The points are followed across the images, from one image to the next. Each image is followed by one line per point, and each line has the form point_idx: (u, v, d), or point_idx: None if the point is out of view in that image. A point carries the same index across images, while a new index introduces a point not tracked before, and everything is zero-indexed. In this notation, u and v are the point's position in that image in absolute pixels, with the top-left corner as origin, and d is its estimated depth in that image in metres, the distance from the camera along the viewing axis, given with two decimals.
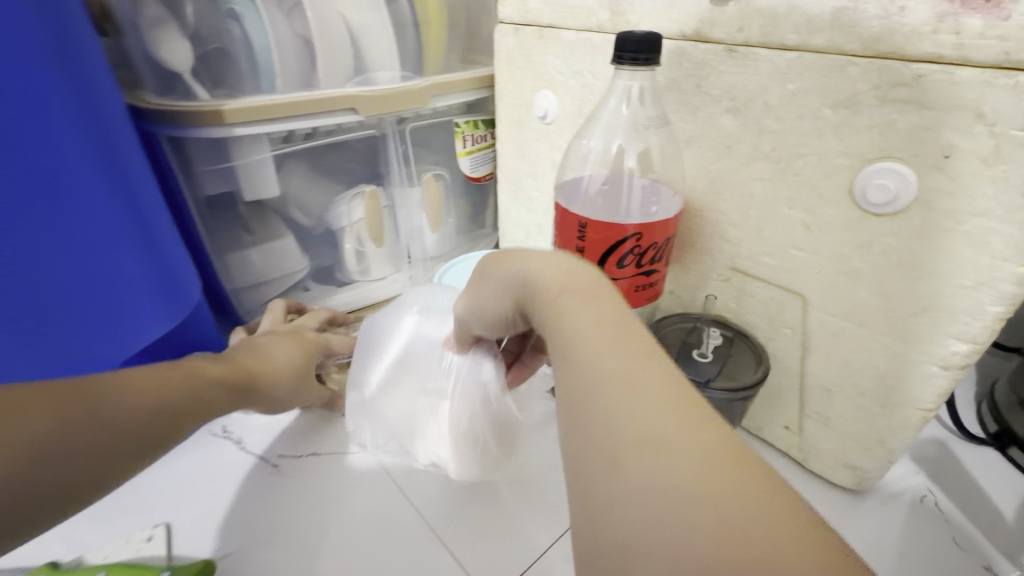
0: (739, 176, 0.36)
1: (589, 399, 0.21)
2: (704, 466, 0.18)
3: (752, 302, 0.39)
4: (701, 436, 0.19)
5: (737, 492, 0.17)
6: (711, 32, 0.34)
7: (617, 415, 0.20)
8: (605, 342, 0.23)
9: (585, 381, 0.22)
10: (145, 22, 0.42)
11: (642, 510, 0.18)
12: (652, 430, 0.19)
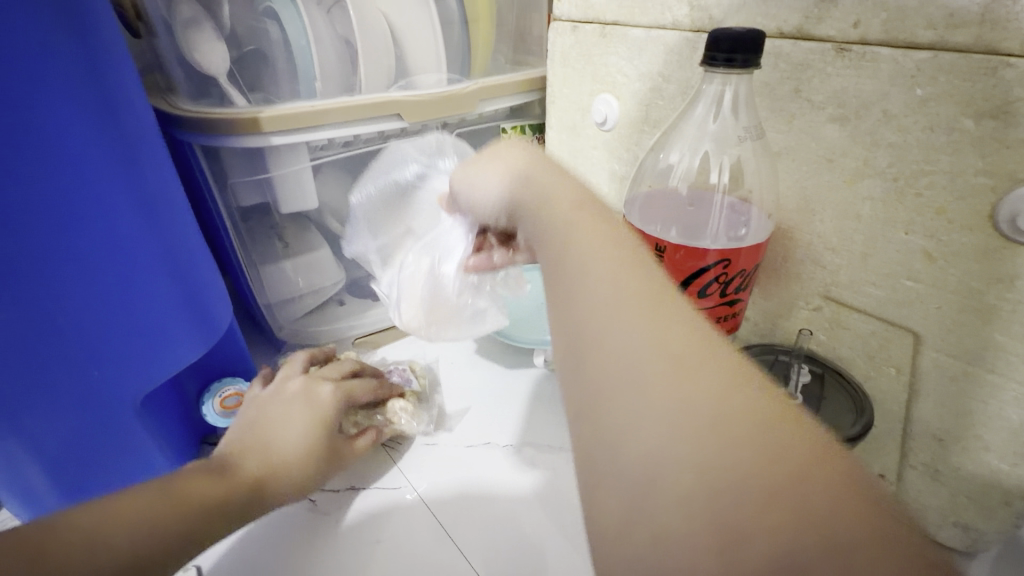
0: (842, 194, 0.31)
1: (595, 365, 0.18)
2: (740, 467, 0.15)
3: (848, 335, 0.35)
4: (737, 429, 0.15)
5: (797, 507, 0.14)
6: (817, 28, 0.29)
7: (632, 388, 0.17)
8: (623, 306, 0.19)
9: (594, 340, 0.19)
10: (180, 22, 0.39)
11: (674, 507, 0.15)
12: (666, 413, 0.16)
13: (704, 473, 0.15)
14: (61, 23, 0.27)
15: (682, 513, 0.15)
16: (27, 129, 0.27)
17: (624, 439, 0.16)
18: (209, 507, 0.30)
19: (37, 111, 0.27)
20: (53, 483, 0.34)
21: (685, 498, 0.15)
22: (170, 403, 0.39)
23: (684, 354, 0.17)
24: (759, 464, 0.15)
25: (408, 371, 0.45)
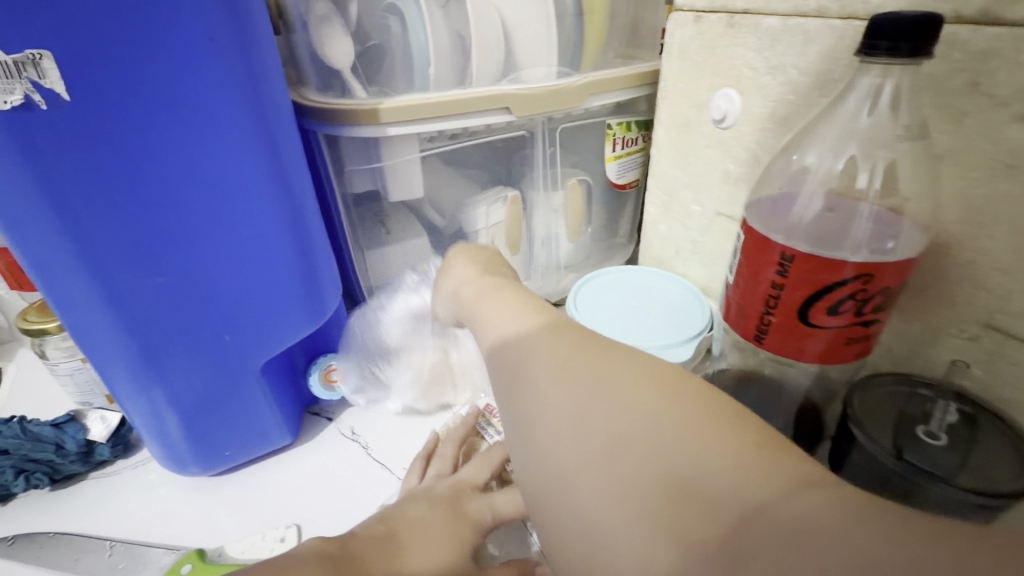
0: (1021, 208, 0.27)
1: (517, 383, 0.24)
2: (634, 433, 0.19)
3: (1012, 372, 0.30)
4: (638, 435, 0.19)
5: (661, 437, 0.19)
6: (1009, 9, 0.25)
7: (542, 393, 0.23)
8: (541, 346, 0.25)
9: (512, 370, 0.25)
10: (313, 19, 0.42)
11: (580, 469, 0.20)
12: (582, 424, 0.20)
13: (612, 442, 0.19)
14: (221, 11, 0.28)
15: (594, 473, 0.19)
16: (183, 114, 0.29)
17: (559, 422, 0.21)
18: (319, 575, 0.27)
19: (193, 98, 0.29)
20: (185, 430, 0.38)
21: (590, 456, 0.19)
22: (283, 372, 0.42)
23: (593, 358, 0.23)
24: (653, 456, 0.18)
25: None
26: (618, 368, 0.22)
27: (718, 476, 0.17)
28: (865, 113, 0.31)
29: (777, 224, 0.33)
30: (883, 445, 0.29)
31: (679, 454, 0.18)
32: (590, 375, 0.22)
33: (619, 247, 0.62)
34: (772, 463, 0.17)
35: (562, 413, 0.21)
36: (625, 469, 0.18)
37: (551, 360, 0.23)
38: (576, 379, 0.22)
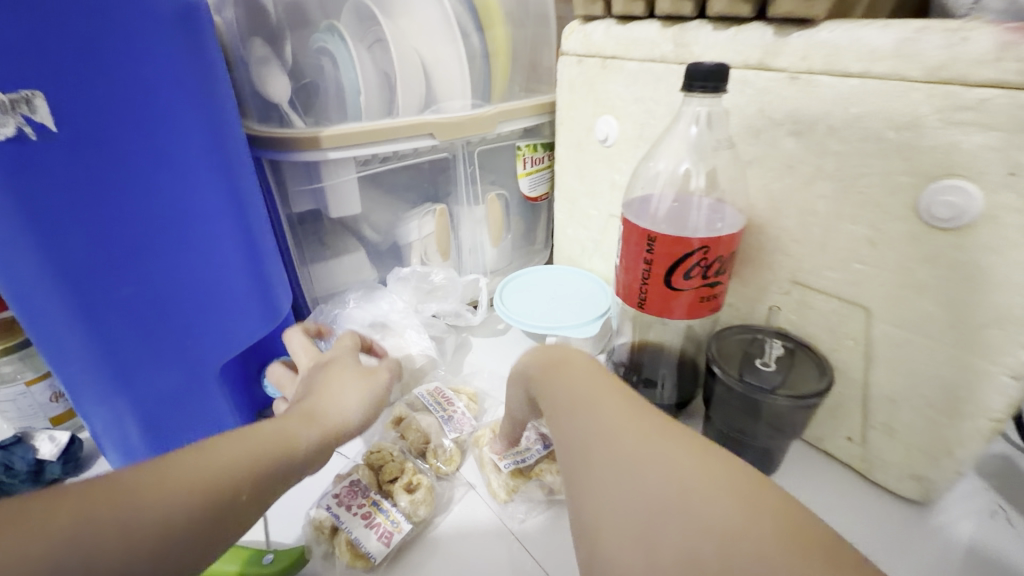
0: (800, 195, 0.38)
1: (581, 456, 0.28)
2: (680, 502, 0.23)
3: (813, 314, 0.41)
4: (691, 518, 0.22)
5: (716, 532, 0.22)
6: (775, 61, 0.37)
7: (607, 471, 0.26)
8: (615, 419, 0.28)
9: (581, 439, 0.28)
10: (253, 60, 0.47)
11: (637, 552, 0.23)
12: (645, 509, 0.23)
13: (659, 510, 0.23)
14: (184, 55, 0.33)
15: (652, 560, 0.22)
16: (151, 140, 0.33)
17: (613, 493, 0.25)
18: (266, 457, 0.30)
19: (161, 128, 0.33)
20: (144, 434, 0.40)
21: (639, 525, 0.23)
22: (239, 378, 0.46)
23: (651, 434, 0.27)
24: (710, 544, 0.21)
25: (466, 412, 0.47)
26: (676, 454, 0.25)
27: (754, 560, 0.20)
28: (692, 130, 0.42)
29: (645, 216, 0.43)
30: (731, 375, 0.40)
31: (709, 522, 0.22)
32: (653, 459, 0.25)
33: (536, 253, 0.71)
34: (810, 551, 0.21)
35: (615, 486, 0.25)
36: (679, 548, 0.22)
37: (612, 444, 0.27)
38: (629, 449, 0.26)
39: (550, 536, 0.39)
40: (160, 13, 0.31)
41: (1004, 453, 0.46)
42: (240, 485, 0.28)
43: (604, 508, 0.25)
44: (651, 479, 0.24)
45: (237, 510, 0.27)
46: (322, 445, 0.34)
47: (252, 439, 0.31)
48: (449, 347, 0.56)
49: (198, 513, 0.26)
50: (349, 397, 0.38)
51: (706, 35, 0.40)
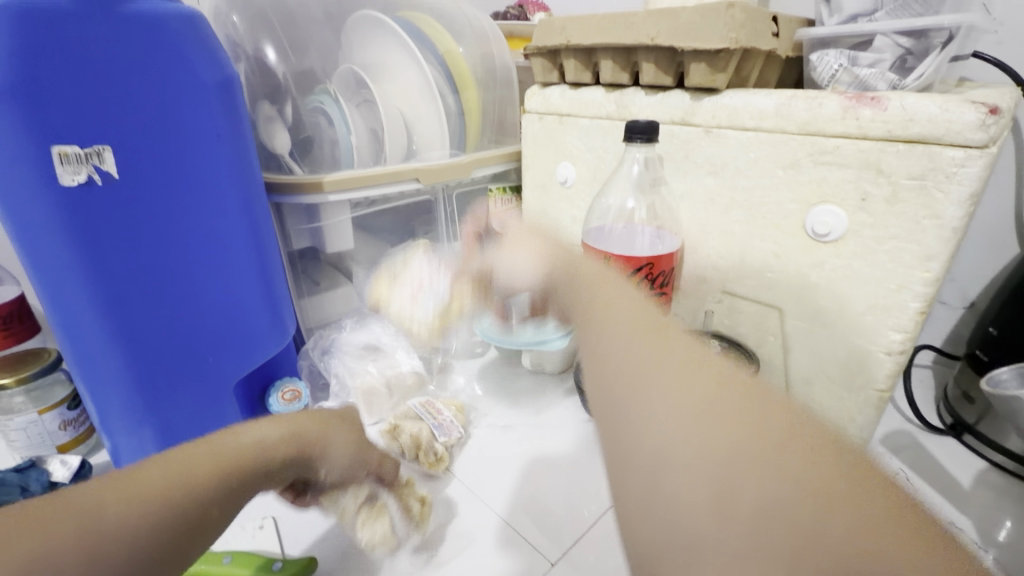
0: (721, 221, 0.48)
1: (611, 365, 0.28)
2: (733, 463, 0.22)
3: (741, 317, 0.50)
4: (765, 468, 0.21)
5: (776, 501, 0.20)
6: (693, 118, 0.47)
7: (641, 400, 0.25)
8: (642, 339, 0.28)
9: (616, 357, 0.28)
10: (262, 117, 0.54)
11: (679, 521, 0.21)
12: (683, 437, 0.23)
13: (712, 481, 0.22)
14: (223, 115, 0.39)
15: (698, 488, 0.22)
16: (191, 185, 0.39)
17: (643, 385, 0.26)
18: (227, 468, 0.33)
19: (199, 175, 0.39)
20: (161, 446, 0.44)
21: (712, 485, 0.22)
22: (245, 398, 0.50)
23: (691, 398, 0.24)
24: (766, 483, 0.21)
25: (454, 421, 0.54)
26: (722, 400, 0.24)
27: (802, 509, 0.20)
28: (634, 168, 0.51)
29: (602, 241, 0.51)
30: None
31: (767, 485, 0.21)
32: (695, 399, 0.24)
33: None
34: (847, 503, 0.20)
35: (656, 410, 0.24)
36: (730, 491, 0.21)
37: (644, 361, 0.27)
38: (653, 357, 0.27)
39: (533, 523, 0.45)
40: (206, 83, 0.38)
41: (906, 430, 0.55)
42: (196, 517, 0.30)
43: (643, 429, 0.24)
44: (689, 474, 0.22)
45: (190, 531, 0.29)
46: (287, 464, 0.39)
47: (222, 464, 0.33)
48: (435, 366, 0.62)
49: (152, 530, 0.28)
50: (339, 443, 0.43)
51: (640, 99, 0.51)
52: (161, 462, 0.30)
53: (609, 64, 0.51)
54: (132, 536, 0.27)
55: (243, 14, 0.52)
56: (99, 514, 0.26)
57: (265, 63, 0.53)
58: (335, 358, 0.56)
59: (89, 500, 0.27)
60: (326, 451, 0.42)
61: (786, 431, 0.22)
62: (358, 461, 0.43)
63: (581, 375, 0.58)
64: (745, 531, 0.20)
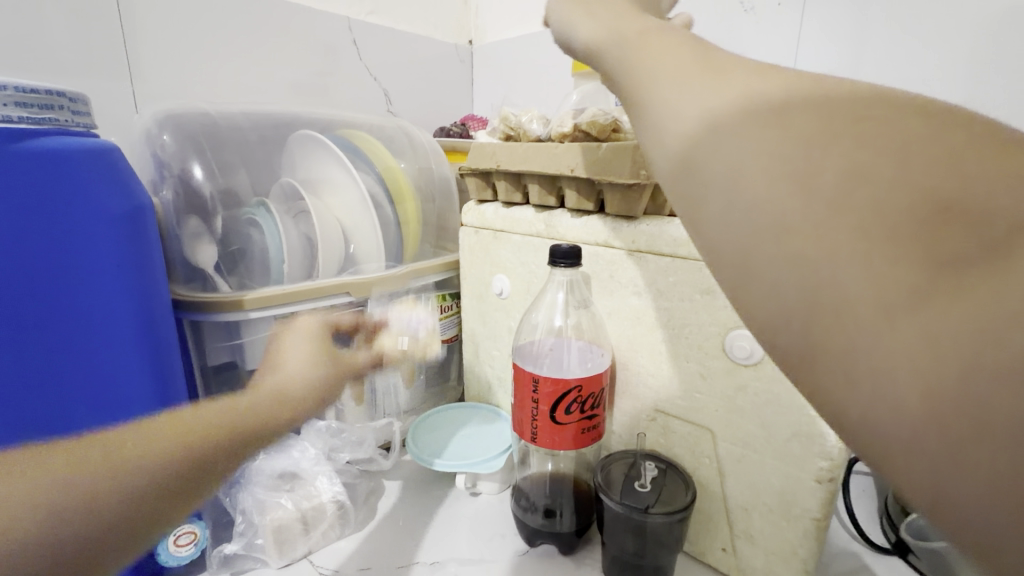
0: (648, 338, 0.49)
1: (677, 149, 0.21)
2: (832, 218, 0.16)
3: (675, 437, 0.49)
4: (866, 176, 0.16)
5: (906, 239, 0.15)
6: (617, 241, 0.49)
7: (715, 143, 0.19)
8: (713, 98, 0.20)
9: (663, 114, 0.22)
10: (186, 234, 0.52)
11: (754, 219, 0.18)
12: (765, 160, 0.18)
13: (831, 277, 0.16)
14: (127, 246, 0.38)
15: (815, 238, 0.16)
16: (86, 324, 0.37)
17: (724, 177, 0.19)
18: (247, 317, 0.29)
19: (87, 310, 0.37)
20: None
21: (756, 202, 0.18)
22: None
23: (710, 66, 0.22)
24: (878, 204, 0.16)
25: None
26: (793, 119, 0.18)
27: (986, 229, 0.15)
28: (559, 297, 0.53)
29: (531, 359, 0.51)
30: (614, 497, 0.45)
31: (868, 176, 0.16)
32: (765, 135, 0.18)
33: (449, 388, 0.76)
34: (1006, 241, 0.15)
35: (753, 200, 0.18)
36: (818, 184, 0.17)
37: (732, 139, 0.19)
38: (752, 140, 0.18)
39: None
40: (107, 216, 0.37)
41: (852, 548, 0.52)
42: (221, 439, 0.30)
43: (729, 202, 0.19)
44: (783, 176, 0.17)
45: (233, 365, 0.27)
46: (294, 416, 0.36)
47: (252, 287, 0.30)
48: (360, 494, 0.57)
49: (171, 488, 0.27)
50: (307, 366, 0.40)
51: (567, 221, 0.53)
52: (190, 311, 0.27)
53: (536, 187, 0.54)
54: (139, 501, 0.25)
55: (175, 134, 0.53)
56: None
57: (191, 182, 0.52)
58: (246, 490, 0.50)
59: None
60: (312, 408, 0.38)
61: (846, 97, 0.18)
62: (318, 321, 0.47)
63: (520, 501, 0.53)
64: (871, 240, 0.16)
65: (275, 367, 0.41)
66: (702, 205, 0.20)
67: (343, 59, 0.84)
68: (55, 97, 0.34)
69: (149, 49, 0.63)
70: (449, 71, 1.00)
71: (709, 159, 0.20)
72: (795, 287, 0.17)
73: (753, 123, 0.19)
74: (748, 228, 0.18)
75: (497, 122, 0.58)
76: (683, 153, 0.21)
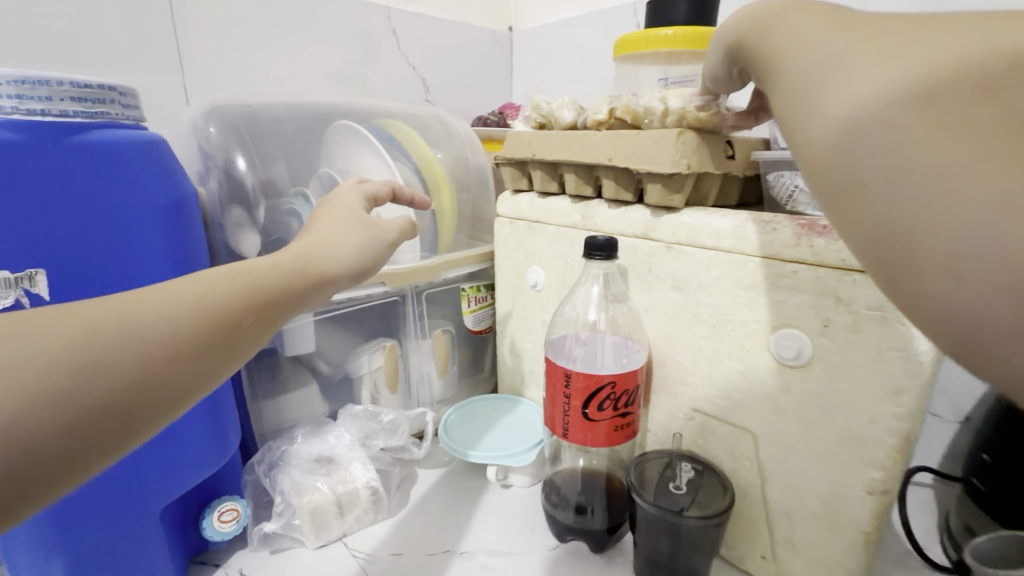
0: (687, 335, 0.47)
1: (818, 141, 0.22)
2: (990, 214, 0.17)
3: (714, 437, 0.47)
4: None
5: None
6: (655, 233, 0.47)
7: (858, 138, 0.20)
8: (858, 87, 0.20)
9: (812, 106, 0.22)
10: (229, 224, 0.53)
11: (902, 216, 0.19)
12: (912, 159, 0.19)
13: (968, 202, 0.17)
14: (170, 236, 0.40)
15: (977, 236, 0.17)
16: None
17: (870, 174, 0.20)
18: (250, 296, 0.28)
19: None
20: None
21: (905, 199, 0.19)
22: (174, 520, 0.46)
23: (858, 45, 0.21)
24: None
25: None
26: (945, 112, 0.18)
27: None
28: (593, 290, 0.51)
29: (564, 354, 0.50)
30: (647, 498, 0.44)
31: (1004, 101, 0.17)
32: (912, 134, 0.19)
33: (483, 379, 0.76)
34: None
35: (898, 198, 0.19)
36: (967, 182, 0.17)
37: (880, 134, 0.19)
38: (900, 134, 0.19)
39: None
40: (155, 206, 0.38)
41: (908, 563, 0.49)
42: (196, 314, 0.26)
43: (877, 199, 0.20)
44: (938, 173, 0.18)
45: (215, 349, 0.26)
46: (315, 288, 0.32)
47: (249, 284, 0.29)
48: (394, 480, 0.58)
49: (136, 369, 0.23)
50: (348, 234, 0.36)
51: (605, 212, 0.51)
52: (192, 281, 0.27)
53: (572, 177, 0.53)
54: (107, 395, 0.22)
55: (220, 126, 0.55)
56: (122, 326, 0.23)
57: (234, 173, 0.54)
58: (284, 472, 0.51)
59: (114, 322, 0.23)
60: (342, 283, 0.34)
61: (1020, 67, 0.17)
62: (371, 186, 0.44)
63: (550, 497, 0.52)
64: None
65: (312, 228, 0.36)
66: (851, 199, 0.21)
67: (383, 50, 0.84)
68: (107, 91, 0.36)
69: (196, 42, 0.65)
70: (488, 59, 0.99)
71: (842, 100, 0.21)
72: (917, 201, 0.19)
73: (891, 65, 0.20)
74: (896, 223, 0.19)
75: (529, 110, 0.56)
76: (829, 149, 0.21)
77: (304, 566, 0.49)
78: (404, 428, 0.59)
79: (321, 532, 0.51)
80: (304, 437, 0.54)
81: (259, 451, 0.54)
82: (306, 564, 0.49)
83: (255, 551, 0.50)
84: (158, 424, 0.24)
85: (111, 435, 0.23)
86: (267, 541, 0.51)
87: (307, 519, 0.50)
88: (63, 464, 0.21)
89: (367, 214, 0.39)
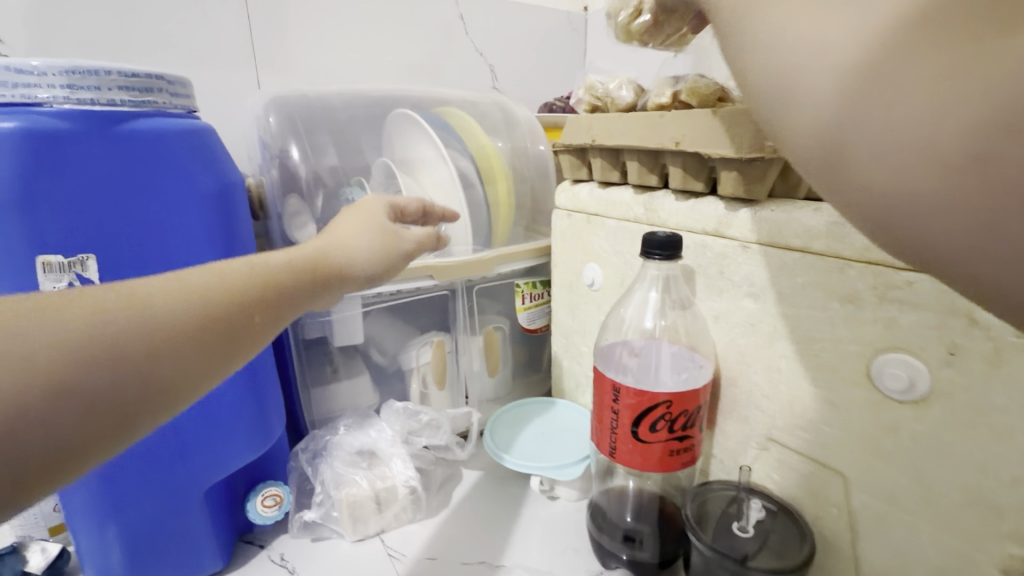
0: (764, 351, 0.39)
1: (811, 116, 0.18)
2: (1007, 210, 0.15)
3: (792, 474, 0.39)
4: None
5: None
6: (729, 230, 0.40)
7: (861, 120, 0.17)
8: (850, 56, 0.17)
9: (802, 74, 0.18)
10: (286, 213, 0.54)
11: (906, 204, 0.17)
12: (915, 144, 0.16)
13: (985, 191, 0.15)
14: (214, 225, 0.40)
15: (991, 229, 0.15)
16: None
17: (872, 160, 0.17)
18: (261, 295, 0.29)
19: None
20: (127, 551, 0.42)
21: (909, 188, 0.16)
22: (223, 500, 0.48)
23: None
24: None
25: None
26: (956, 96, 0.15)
27: None
28: (651, 294, 0.46)
29: (614, 364, 0.45)
30: (705, 538, 0.38)
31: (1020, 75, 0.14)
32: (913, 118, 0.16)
33: (537, 379, 0.73)
34: None
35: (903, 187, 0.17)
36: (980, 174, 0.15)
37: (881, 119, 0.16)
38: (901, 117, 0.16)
39: None
40: (199, 192, 0.38)
41: None
42: (209, 307, 0.26)
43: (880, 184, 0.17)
44: (947, 158, 0.15)
45: (226, 346, 0.26)
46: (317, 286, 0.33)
47: (261, 278, 0.29)
48: (435, 480, 0.57)
49: (144, 366, 0.23)
50: (361, 237, 0.38)
51: (671, 204, 0.45)
52: (209, 272, 0.27)
53: (634, 164, 0.47)
54: (117, 384, 0.22)
55: (278, 116, 0.55)
56: (140, 315, 0.23)
57: (288, 163, 0.54)
58: (326, 462, 0.51)
59: (131, 311, 0.23)
60: (351, 284, 0.36)
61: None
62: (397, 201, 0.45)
63: (595, 518, 0.48)
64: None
65: (329, 230, 0.38)
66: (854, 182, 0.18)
67: (448, 37, 0.82)
68: (155, 80, 0.36)
69: (268, 36, 0.66)
70: (559, 42, 0.94)
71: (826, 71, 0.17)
72: (918, 184, 0.16)
73: (871, 24, 0.16)
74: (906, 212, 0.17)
75: (580, 91, 0.51)
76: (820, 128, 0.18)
77: (341, 558, 0.49)
78: (446, 424, 0.57)
79: (358, 528, 0.50)
80: (347, 428, 0.55)
81: (308, 438, 0.54)
82: (345, 556, 0.49)
83: (298, 538, 0.51)
84: (163, 416, 0.24)
85: (120, 421, 0.23)
86: (309, 530, 0.51)
87: (345, 514, 0.49)
88: (76, 451, 0.21)
89: (388, 223, 0.41)
